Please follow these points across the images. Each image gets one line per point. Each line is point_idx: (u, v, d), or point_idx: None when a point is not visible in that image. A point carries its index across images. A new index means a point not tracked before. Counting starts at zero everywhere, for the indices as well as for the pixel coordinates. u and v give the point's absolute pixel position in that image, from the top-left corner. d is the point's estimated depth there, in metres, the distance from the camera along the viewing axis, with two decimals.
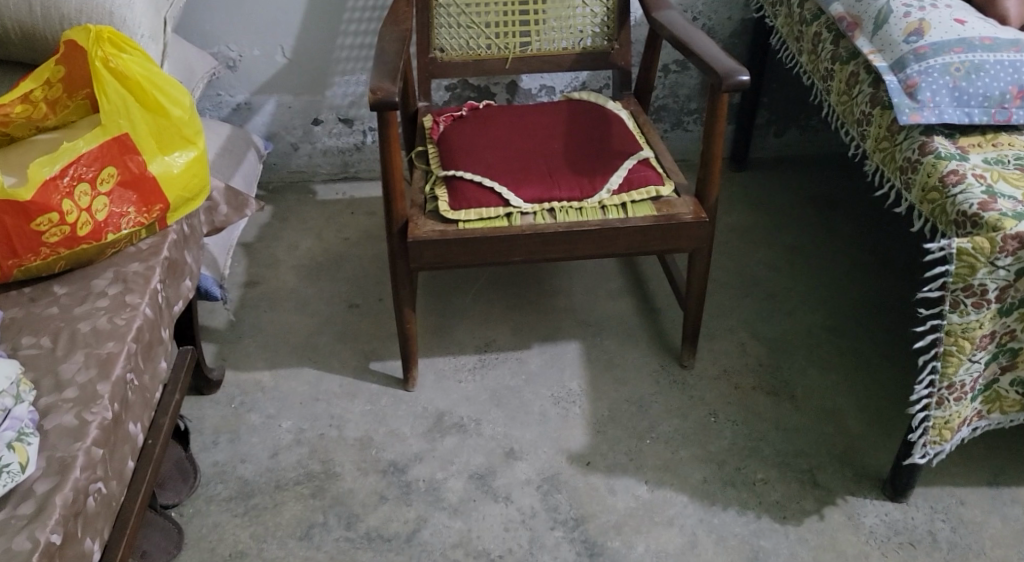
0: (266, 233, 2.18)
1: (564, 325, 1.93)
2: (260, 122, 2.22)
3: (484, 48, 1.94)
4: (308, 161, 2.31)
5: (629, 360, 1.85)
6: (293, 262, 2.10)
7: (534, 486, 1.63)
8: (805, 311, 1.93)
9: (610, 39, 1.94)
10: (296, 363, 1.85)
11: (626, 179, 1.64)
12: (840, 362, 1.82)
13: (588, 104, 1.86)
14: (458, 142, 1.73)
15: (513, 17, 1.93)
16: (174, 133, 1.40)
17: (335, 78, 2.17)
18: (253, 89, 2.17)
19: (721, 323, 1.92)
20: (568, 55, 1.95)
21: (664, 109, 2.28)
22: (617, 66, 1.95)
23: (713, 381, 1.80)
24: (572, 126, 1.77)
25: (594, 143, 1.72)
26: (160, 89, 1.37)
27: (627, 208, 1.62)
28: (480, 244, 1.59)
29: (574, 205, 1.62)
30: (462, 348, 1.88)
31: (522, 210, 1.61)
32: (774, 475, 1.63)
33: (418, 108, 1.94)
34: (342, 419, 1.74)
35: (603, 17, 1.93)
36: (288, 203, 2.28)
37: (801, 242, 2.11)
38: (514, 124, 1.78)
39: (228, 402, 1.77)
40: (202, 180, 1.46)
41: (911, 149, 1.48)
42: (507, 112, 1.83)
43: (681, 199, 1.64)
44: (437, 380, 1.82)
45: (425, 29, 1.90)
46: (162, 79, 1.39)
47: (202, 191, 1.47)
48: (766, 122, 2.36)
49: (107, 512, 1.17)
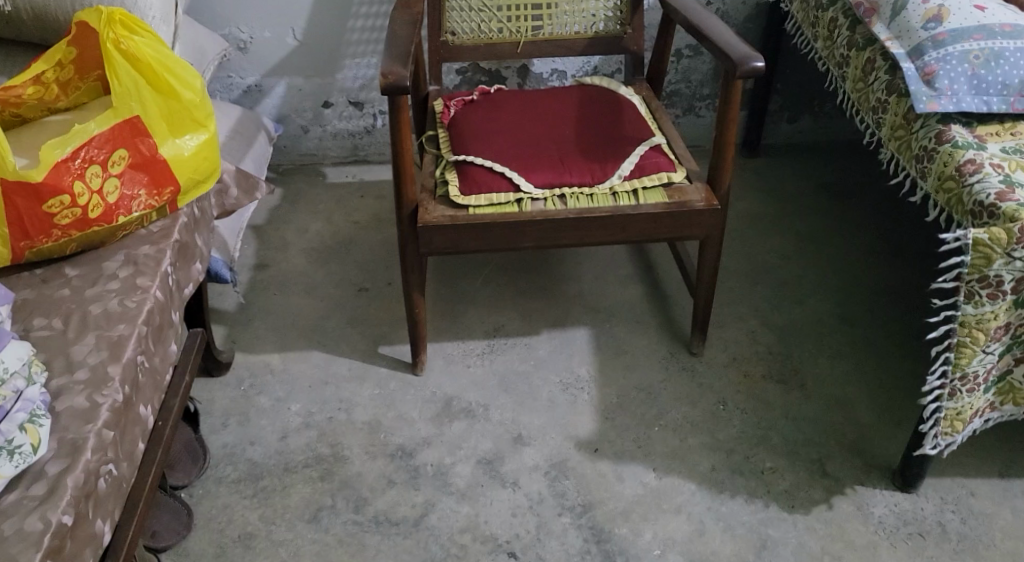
0: (276, 216, 2.18)
1: (574, 311, 1.93)
2: (270, 104, 2.21)
3: (496, 32, 1.93)
4: (318, 144, 2.30)
5: (639, 347, 1.84)
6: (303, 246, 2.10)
7: (542, 471, 1.63)
8: (817, 300, 1.92)
9: (623, 24, 1.93)
10: (306, 346, 1.86)
11: (638, 166, 1.63)
12: (851, 351, 1.81)
13: (600, 88, 1.85)
14: (469, 127, 1.72)
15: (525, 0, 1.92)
16: (185, 116, 1.40)
17: (346, 61, 2.16)
18: (264, 71, 2.16)
19: (732, 311, 1.91)
20: (581, 40, 1.94)
21: (676, 94, 2.27)
22: (629, 51, 1.94)
23: (723, 368, 1.79)
24: (584, 111, 1.76)
25: (606, 129, 1.71)
26: (171, 72, 1.37)
27: (639, 195, 1.61)
28: (491, 230, 1.58)
29: (585, 191, 1.61)
30: (471, 333, 1.88)
31: (533, 196, 1.60)
32: (783, 464, 1.63)
33: (429, 93, 1.93)
34: (351, 402, 1.75)
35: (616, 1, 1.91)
36: (298, 185, 2.27)
37: (813, 231, 2.10)
38: (526, 108, 1.77)
39: (237, 384, 1.78)
40: (213, 164, 1.46)
41: (928, 137, 1.46)
42: (519, 96, 1.82)
43: (693, 186, 1.63)
44: (446, 365, 1.82)
45: (438, 11, 1.89)
46: (174, 61, 1.38)
47: (212, 174, 1.47)
48: (779, 109, 2.34)
49: (118, 493, 1.17)
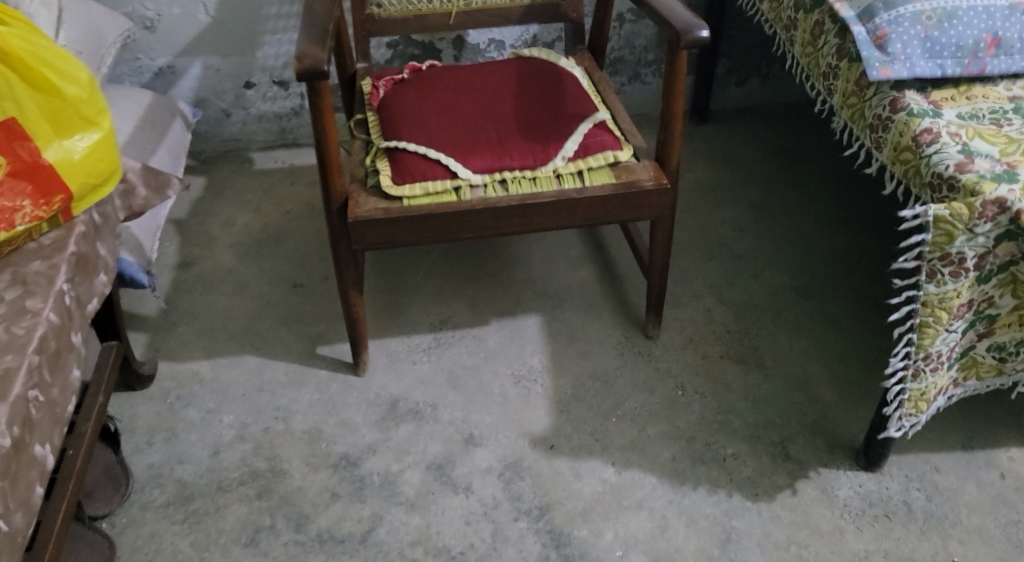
0: (200, 208, 2.04)
1: (523, 298, 1.82)
2: (186, 86, 2.06)
3: (425, 2, 1.78)
4: (242, 128, 2.15)
5: (593, 334, 1.75)
6: (229, 241, 1.97)
7: (496, 474, 1.53)
8: (773, 272, 1.84)
9: None
10: (237, 351, 1.74)
11: (582, 145, 1.52)
12: (810, 325, 1.73)
13: (538, 60, 1.73)
14: (400, 109, 1.60)
15: None
16: (73, 113, 1.26)
17: (265, 37, 2.01)
18: (174, 51, 2.00)
19: (685, 289, 1.82)
20: (517, 7, 1.80)
21: (620, 61, 2.16)
22: (568, 18, 1.82)
23: (679, 350, 1.70)
24: (522, 88, 1.65)
25: (546, 107, 1.60)
26: (50, 65, 1.23)
27: (584, 176, 1.50)
28: (427, 222, 1.47)
29: (527, 174, 1.50)
30: (416, 327, 1.77)
31: (472, 182, 1.48)
32: (744, 449, 1.55)
33: (356, 71, 1.79)
34: (289, 410, 1.64)
35: None
36: (223, 173, 2.13)
37: (767, 200, 2.01)
38: (460, 86, 1.65)
39: (163, 398, 1.66)
40: (109, 170, 1.32)
41: (882, 105, 1.37)
42: (453, 73, 1.70)
43: (641, 164, 1.53)
44: (390, 363, 1.71)
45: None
46: (53, 54, 1.24)
47: (108, 182, 1.33)
48: (726, 72, 2.25)
49: (13, 548, 1.05)
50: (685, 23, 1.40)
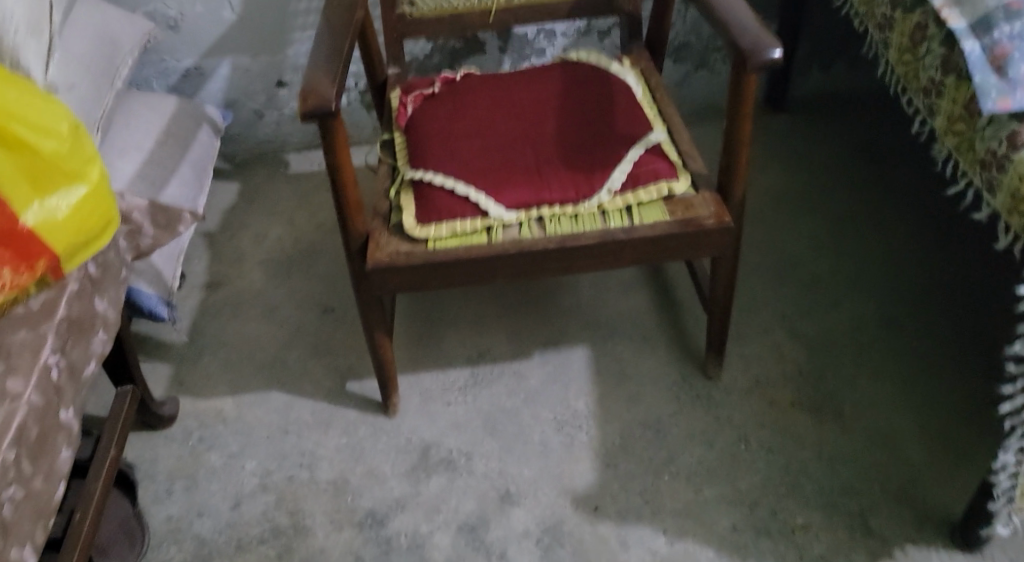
0: (230, 221, 1.93)
1: (570, 327, 1.66)
2: (215, 88, 1.93)
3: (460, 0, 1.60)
4: (276, 129, 2.02)
5: (646, 371, 1.57)
6: (261, 258, 1.85)
7: (534, 539, 1.39)
8: (855, 300, 1.63)
9: None
10: (263, 386, 1.62)
11: (632, 176, 1.33)
12: (899, 367, 1.53)
13: (587, 67, 1.54)
14: (428, 131, 1.43)
15: None
16: (53, 170, 1.13)
17: (295, 34, 1.86)
18: (201, 51, 1.87)
19: (754, 319, 1.62)
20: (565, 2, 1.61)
21: (685, 48, 1.95)
22: (623, 12, 1.63)
23: (743, 395, 1.52)
24: (567, 103, 1.46)
25: (592, 127, 1.41)
26: (19, 120, 1.11)
27: (634, 213, 1.31)
28: (455, 267, 1.30)
29: (567, 210, 1.32)
30: (452, 360, 1.63)
31: (505, 221, 1.31)
32: (817, 519, 1.37)
33: (385, 78, 1.63)
34: (314, 457, 1.51)
35: None
36: (258, 178, 2.02)
37: (851, 210, 1.79)
38: (497, 102, 1.47)
39: (184, 439, 1.56)
40: (100, 222, 1.19)
41: (997, 140, 1.14)
42: (490, 84, 1.52)
43: (700, 196, 1.33)
44: (423, 403, 1.57)
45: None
46: (22, 107, 1.12)
47: (99, 234, 1.19)
48: (807, 58, 1.99)
49: None
50: (754, 37, 1.18)
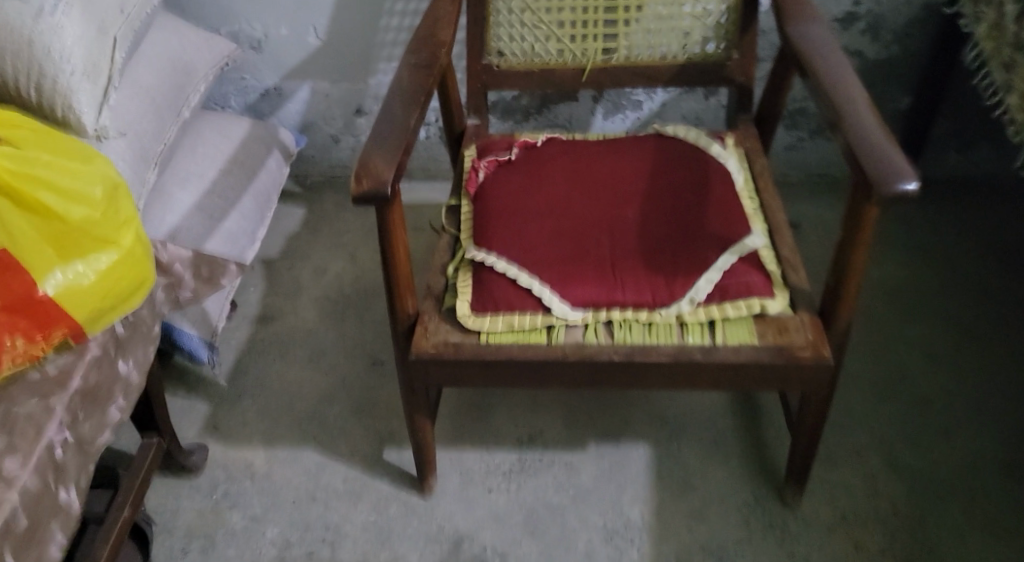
0: (294, 247, 1.84)
1: (634, 419, 1.52)
2: (293, 109, 1.85)
3: (555, 54, 1.48)
4: (353, 155, 1.92)
5: (709, 484, 1.43)
6: (318, 294, 1.76)
7: None
8: (970, 433, 1.45)
9: (727, 48, 1.46)
10: (299, 442, 1.53)
11: (719, 286, 1.18)
12: (1014, 524, 1.35)
13: (683, 143, 1.39)
14: (500, 203, 1.30)
15: (596, 14, 1.45)
16: (79, 237, 1.05)
17: (379, 64, 1.76)
18: (282, 73, 1.79)
19: (840, 440, 1.46)
20: (667, 68, 1.47)
21: (801, 114, 1.78)
22: (734, 83, 1.47)
23: (816, 529, 1.36)
24: (655, 187, 1.32)
25: (680, 221, 1.27)
26: (43, 185, 1.03)
27: (716, 329, 1.17)
28: (509, 366, 1.18)
29: (641, 317, 1.18)
30: (500, 441, 1.51)
31: (569, 322, 1.18)
32: None
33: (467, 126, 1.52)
34: (339, 532, 1.41)
35: (718, 18, 1.44)
36: (326, 204, 1.93)
37: (976, 323, 1.60)
38: (579, 177, 1.34)
39: (210, 490, 1.47)
40: (125, 288, 1.09)
41: None
42: (574, 153, 1.38)
43: (796, 319, 1.17)
44: (462, 487, 1.46)
45: (481, 25, 1.44)
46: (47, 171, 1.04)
47: (124, 300, 1.10)
48: (946, 134, 1.80)
49: None
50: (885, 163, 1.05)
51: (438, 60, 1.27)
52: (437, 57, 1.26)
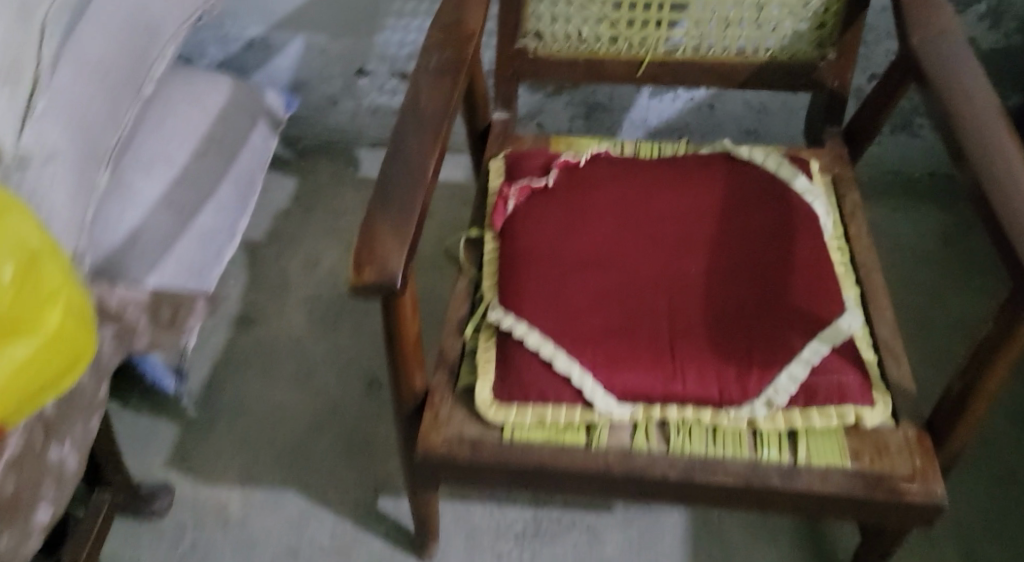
0: (281, 230, 1.59)
1: None
2: (282, 65, 1.55)
3: (605, 42, 1.19)
4: (352, 120, 1.64)
5: None
6: (308, 293, 1.52)
7: None
8: None
9: (821, 45, 1.16)
10: (280, 482, 1.31)
11: (804, 385, 0.94)
12: None
13: (759, 172, 1.13)
14: (533, 246, 1.05)
15: None
16: None
17: (387, 20, 1.46)
18: (270, 22, 1.49)
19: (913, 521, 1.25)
20: (745, 66, 1.18)
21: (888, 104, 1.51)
22: (823, 89, 1.19)
23: None
24: (725, 237, 1.07)
25: (756, 286, 1.02)
26: None
27: (798, 442, 0.94)
28: (537, 471, 0.95)
29: (704, 418, 0.95)
30: (515, 494, 1.30)
31: (613, 419, 0.95)
32: None
33: (491, 122, 1.24)
34: None
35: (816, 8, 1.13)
36: (320, 177, 1.67)
37: None
38: (631, 216, 1.08)
39: (175, 539, 1.26)
40: (50, 374, 0.85)
41: None
42: (626, 179, 1.12)
43: (898, 433, 0.94)
44: (468, 551, 1.25)
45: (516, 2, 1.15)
46: None
47: (49, 389, 0.85)
48: None
49: None
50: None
51: (464, 65, 0.99)
52: (463, 61, 0.98)
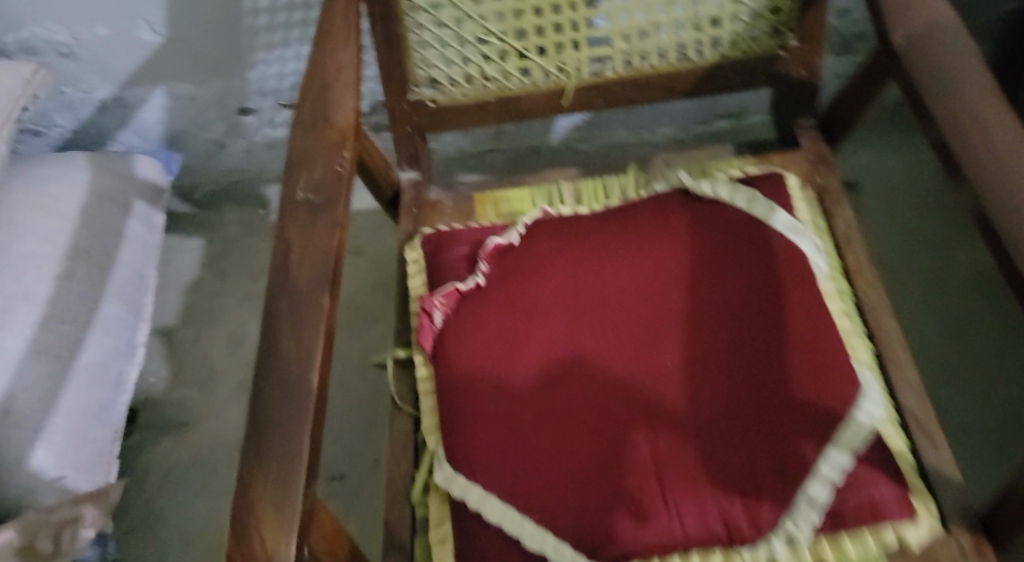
0: (197, 305, 1.40)
1: None
2: (150, 120, 1.31)
3: (517, 77, 0.95)
4: (249, 159, 1.41)
5: None
6: (239, 378, 1.33)
7: None
8: None
9: (779, 34, 0.94)
10: None
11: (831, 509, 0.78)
12: None
13: (730, 211, 0.91)
14: (475, 374, 0.85)
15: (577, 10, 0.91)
16: None
17: (259, 55, 1.21)
18: (120, 79, 1.24)
19: None
20: (691, 74, 0.96)
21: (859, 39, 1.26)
22: (787, 82, 0.98)
23: None
24: (703, 311, 0.87)
25: (750, 376, 0.83)
26: None
27: None
28: None
29: None
30: None
31: None
32: None
33: (399, 186, 1.01)
34: None
35: None
36: (229, 230, 1.46)
37: None
38: (586, 306, 0.88)
39: None
40: None
41: None
42: (571, 251, 0.91)
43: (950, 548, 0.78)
44: None
45: (398, 53, 0.91)
46: None
47: None
48: None
49: None
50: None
51: (343, 186, 0.77)
52: (338, 183, 0.77)
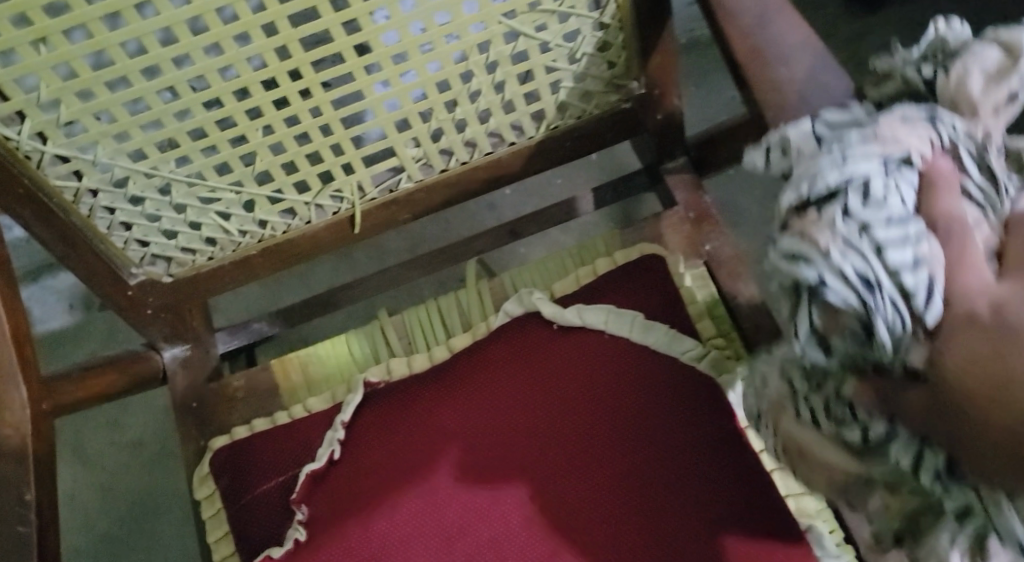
0: None
1: None
2: None
3: (289, 219, 0.66)
4: None
5: None
6: (71, 542, 1.09)
7: None
8: None
9: (633, 79, 0.66)
10: None
11: None
12: None
13: (607, 340, 0.69)
14: None
15: (349, 150, 0.61)
16: None
17: None
18: None
19: None
20: (530, 156, 0.68)
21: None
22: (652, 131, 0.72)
23: None
24: (604, 494, 0.65)
25: None
26: None
27: None
28: None
29: None
30: None
31: None
32: None
33: (167, 372, 0.74)
34: None
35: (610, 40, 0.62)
36: None
37: None
38: (451, 522, 0.65)
39: None
40: None
41: None
42: (410, 446, 0.67)
43: None
44: None
45: (105, 264, 0.62)
46: None
47: None
48: None
49: None
50: (948, 406, 0.40)
51: (37, 502, 0.55)
52: (27, 487, 0.55)
